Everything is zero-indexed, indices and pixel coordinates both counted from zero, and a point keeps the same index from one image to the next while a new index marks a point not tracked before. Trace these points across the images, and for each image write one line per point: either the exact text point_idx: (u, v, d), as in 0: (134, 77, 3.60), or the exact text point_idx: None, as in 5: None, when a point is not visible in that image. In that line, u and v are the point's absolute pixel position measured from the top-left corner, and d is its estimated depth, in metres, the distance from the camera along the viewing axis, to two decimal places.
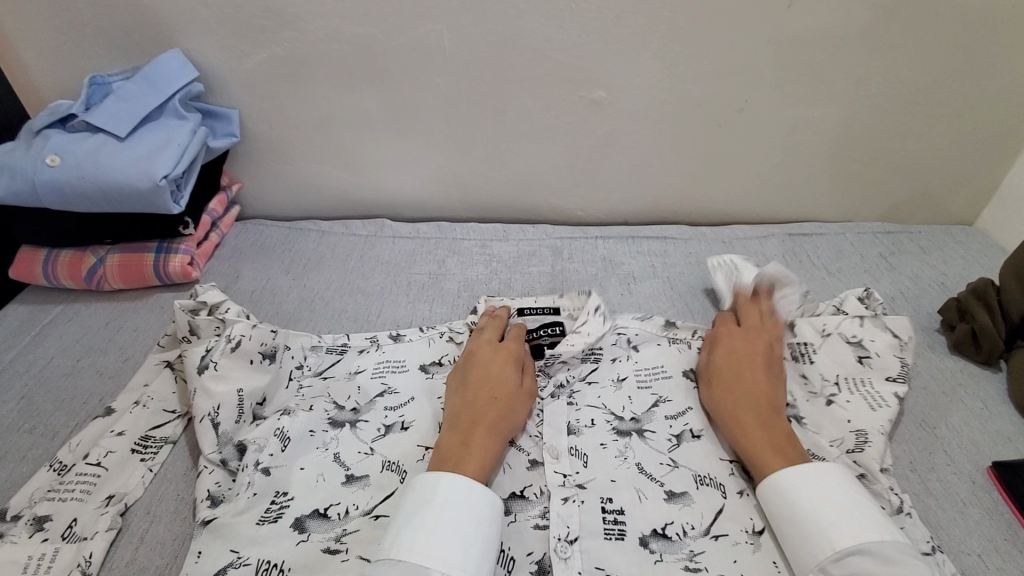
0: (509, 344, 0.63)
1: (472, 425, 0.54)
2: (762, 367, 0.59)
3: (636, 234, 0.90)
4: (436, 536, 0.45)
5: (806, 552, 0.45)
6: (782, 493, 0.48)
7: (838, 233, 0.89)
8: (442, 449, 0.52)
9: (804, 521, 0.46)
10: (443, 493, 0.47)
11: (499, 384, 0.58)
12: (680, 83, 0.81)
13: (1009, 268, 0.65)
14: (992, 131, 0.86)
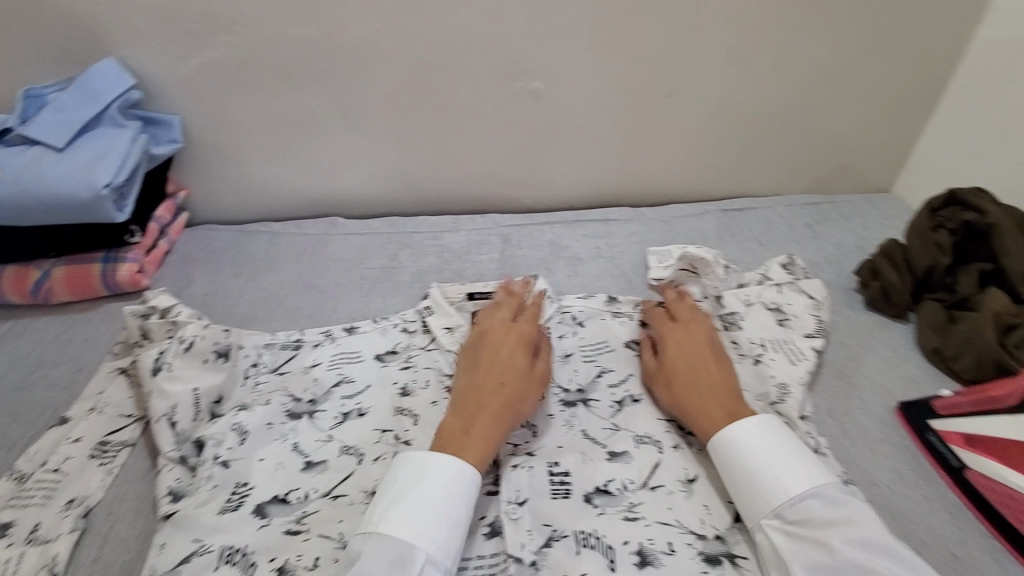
0: (523, 328, 0.63)
1: (478, 410, 0.55)
2: (708, 359, 0.60)
3: (581, 218, 0.94)
4: (415, 512, 0.47)
5: (760, 500, 0.49)
6: (735, 451, 0.52)
7: (768, 208, 0.96)
8: (445, 431, 0.54)
9: (756, 473, 0.50)
10: (428, 475, 0.49)
11: (508, 370, 0.58)
12: (612, 71, 0.85)
13: (912, 229, 0.72)
14: (900, 103, 0.93)
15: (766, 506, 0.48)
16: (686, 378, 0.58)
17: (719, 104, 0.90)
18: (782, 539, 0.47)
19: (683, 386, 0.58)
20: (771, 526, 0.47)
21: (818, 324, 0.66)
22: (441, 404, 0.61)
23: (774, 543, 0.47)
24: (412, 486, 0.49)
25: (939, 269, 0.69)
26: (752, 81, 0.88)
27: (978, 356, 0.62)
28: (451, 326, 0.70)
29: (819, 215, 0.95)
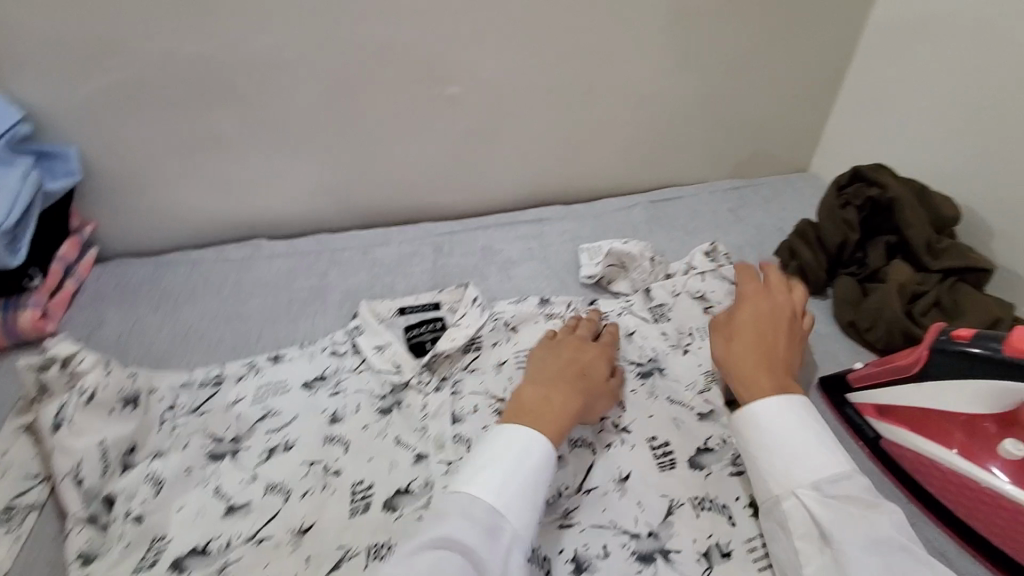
0: (605, 345, 0.62)
1: (555, 392, 0.54)
2: (782, 331, 0.57)
3: (513, 220, 0.93)
4: (507, 492, 0.45)
5: (792, 468, 0.47)
6: (778, 416, 0.50)
7: (694, 197, 0.98)
8: (521, 403, 0.52)
9: (794, 441, 0.48)
10: (517, 445, 0.48)
11: (589, 373, 0.57)
12: (526, 71, 0.85)
13: (822, 207, 0.75)
14: (806, 87, 0.96)
15: (801, 474, 0.46)
16: (756, 341, 0.56)
17: (637, 96, 0.91)
18: (817, 505, 0.45)
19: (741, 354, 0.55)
20: (806, 494, 0.46)
21: None
22: (373, 428, 0.60)
23: (807, 508, 0.45)
24: (488, 453, 0.47)
25: (851, 244, 0.72)
26: (667, 72, 0.90)
27: (889, 326, 0.65)
28: (381, 345, 0.68)
29: (743, 199, 0.98)
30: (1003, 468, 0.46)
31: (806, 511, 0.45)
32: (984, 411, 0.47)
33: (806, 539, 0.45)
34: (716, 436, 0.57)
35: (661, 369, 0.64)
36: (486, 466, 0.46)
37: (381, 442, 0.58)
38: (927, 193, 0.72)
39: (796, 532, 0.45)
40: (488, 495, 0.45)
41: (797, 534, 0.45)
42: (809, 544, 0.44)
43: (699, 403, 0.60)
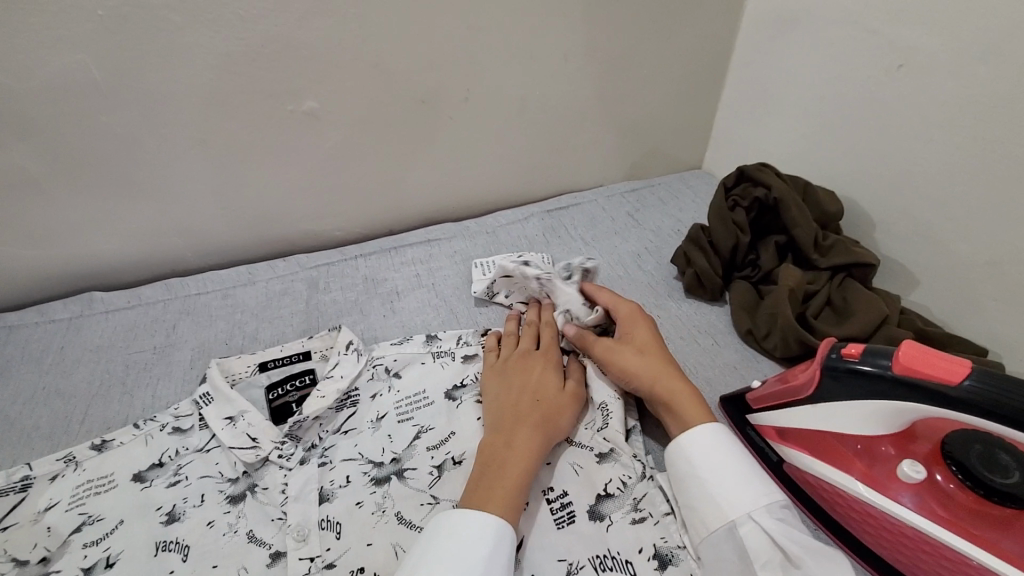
0: (549, 352, 0.61)
1: (515, 426, 0.51)
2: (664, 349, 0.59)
3: (398, 244, 0.85)
4: None
5: (745, 493, 0.44)
6: (713, 440, 0.48)
7: (590, 202, 0.94)
8: (486, 455, 0.49)
9: (739, 466, 0.46)
10: (487, 530, 0.43)
11: (541, 389, 0.56)
12: (395, 80, 0.76)
13: (713, 210, 0.72)
14: (692, 83, 0.94)
15: (755, 499, 0.44)
16: (658, 359, 0.56)
17: (521, 102, 0.85)
18: (775, 529, 0.42)
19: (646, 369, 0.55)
20: (765, 517, 0.43)
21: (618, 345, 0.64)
22: (222, 524, 0.50)
23: (766, 534, 0.42)
24: (475, 546, 0.42)
25: (742, 247, 0.70)
26: (550, 75, 0.84)
27: (784, 333, 0.62)
28: (233, 415, 0.57)
29: (640, 201, 0.94)
30: (907, 492, 0.43)
31: (759, 534, 0.42)
32: (880, 432, 0.44)
33: (770, 570, 0.41)
34: (616, 480, 0.51)
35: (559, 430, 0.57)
36: (483, 557, 0.41)
37: (231, 541, 0.49)
38: (811, 189, 0.72)
39: (758, 560, 0.41)
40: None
41: (758, 563, 0.41)
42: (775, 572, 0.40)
43: (596, 443, 0.54)
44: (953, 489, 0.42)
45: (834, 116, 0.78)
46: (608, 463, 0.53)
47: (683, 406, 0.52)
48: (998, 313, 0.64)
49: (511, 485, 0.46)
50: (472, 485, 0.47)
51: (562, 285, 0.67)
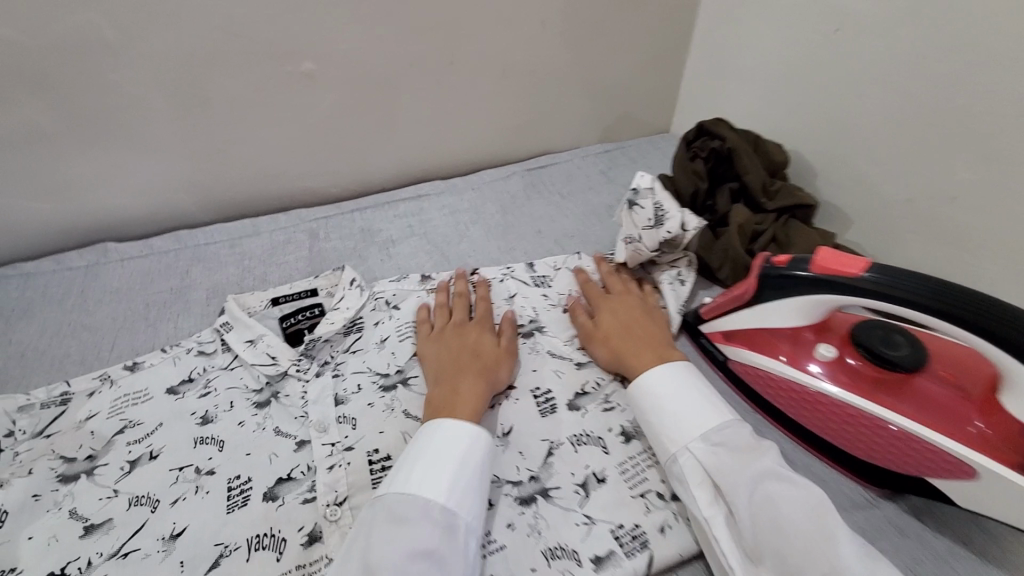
0: (483, 320, 0.65)
1: (458, 376, 0.56)
2: (639, 319, 0.63)
3: (391, 199, 0.92)
4: (457, 482, 0.46)
5: (685, 425, 0.49)
6: (670, 386, 0.52)
7: (568, 162, 1.02)
8: (435, 401, 0.54)
9: (675, 402, 0.51)
10: (452, 435, 0.49)
11: (480, 347, 0.60)
12: (385, 44, 0.83)
13: (676, 162, 0.81)
14: (659, 49, 1.02)
15: (691, 428, 0.49)
16: (624, 335, 0.61)
17: (502, 67, 0.92)
18: (708, 460, 0.46)
19: (607, 335, 0.61)
20: (697, 447, 0.47)
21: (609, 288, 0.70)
22: (251, 423, 0.57)
23: (698, 461, 0.47)
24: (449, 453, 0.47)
25: (700, 193, 0.78)
26: (528, 42, 0.91)
27: (734, 264, 0.71)
28: (252, 338, 0.65)
29: (613, 161, 1.03)
30: (819, 368, 0.53)
31: (694, 462, 0.47)
32: (803, 321, 0.54)
33: (703, 490, 0.46)
34: (591, 381, 0.60)
35: (541, 330, 0.67)
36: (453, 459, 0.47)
37: (260, 435, 0.56)
38: (762, 142, 0.79)
39: (692, 482, 0.46)
40: (463, 499, 0.45)
41: (693, 483, 0.46)
42: (706, 492, 0.46)
43: (576, 355, 0.64)
44: (859, 365, 0.52)
45: (783, 79, 0.87)
46: (585, 369, 0.62)
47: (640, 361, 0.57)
48: (916, 243, 0.75)
49: (467, 408, 0.52)
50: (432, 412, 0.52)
51: None
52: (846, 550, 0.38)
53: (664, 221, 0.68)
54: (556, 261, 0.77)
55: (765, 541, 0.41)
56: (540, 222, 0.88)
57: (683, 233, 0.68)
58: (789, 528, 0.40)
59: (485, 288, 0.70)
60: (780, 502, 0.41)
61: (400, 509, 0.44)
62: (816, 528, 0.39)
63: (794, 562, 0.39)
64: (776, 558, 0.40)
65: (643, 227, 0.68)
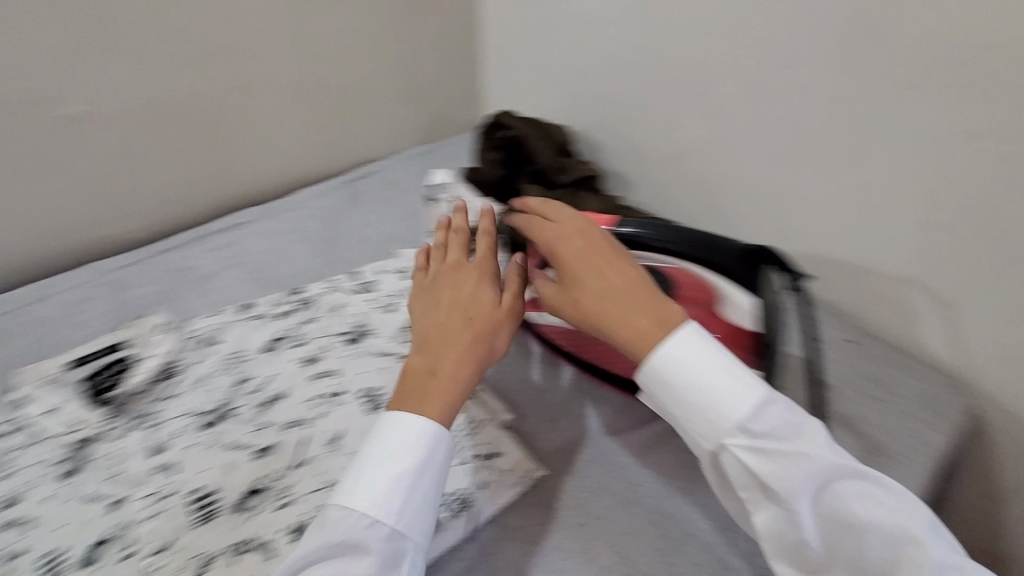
0: (483, 263, 0.57)
1: (444, 351, 0.51)
2: (613, 264, 0.51)
3: (205, 233, 0.88)
4: (403, 490, 0.45)
5: (723, 416, 0.44)
6: (690, 368, 0.46)
7: (386, 168, 1.04)
8: (412, 384, 0.50)
9: (702, 382, 0.46)
10: (404, 439, 0.46)
11: (475, 302, 0.54)
12: (159, 75, 0.80)
13: (477, 155, 0.88)
14: (453, 50, 1.08)
15: (729, 421, 0.44)
16: (598, 291, 0.50)
17: (294, 84, 0.93)
18: (753, 458, 0.43)
19: (581, 289, 0.51)
20: (739, 447, 0.44)
21: None
22: (55, 496, 0.54)
23: (741, 459, 0.44)
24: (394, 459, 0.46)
25: (504, 178, 0.85)
26: (316, 56, 0.92)
27: None
28: (52, 408, 0.62)
29: (431, 160, 1.06)
30: None
31: (737, 461, 0.44)
32: None
33: (749, 490, 0.44)
34: None
35: (368, 332, 0.69)
36: (404, 467, 0.45)
37: (67, 505, 0.53)
38: (545, 125, 0.89)
39: (740, 484, 0.44)
40: (416, 509, 0.45)
41: (739, 484, 0.44)
42: (755, 494, 0.43)
43: (400, 349, 0.67)
44: None
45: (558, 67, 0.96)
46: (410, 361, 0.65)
47: (628, 327, 0.48)
48: None
49: (443, 395, 0.49)
50: (406, 394, 0.49)
51: None
52: (928, 540, 0.39)
53: None
54: (379, 266, 0.80)
55: (838, 538, 0.41)
56: (363, 231, 0.89)
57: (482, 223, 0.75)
58: (868, 524, 0.40)
59: (485, 231, 0.60)
60: (854, 498, 0.41)
61: (339, 530, 0.43)
62: (895, 519, 0.40)
63: (874, 561, 0.40)
64: (851, 558, 0.41)
65: None
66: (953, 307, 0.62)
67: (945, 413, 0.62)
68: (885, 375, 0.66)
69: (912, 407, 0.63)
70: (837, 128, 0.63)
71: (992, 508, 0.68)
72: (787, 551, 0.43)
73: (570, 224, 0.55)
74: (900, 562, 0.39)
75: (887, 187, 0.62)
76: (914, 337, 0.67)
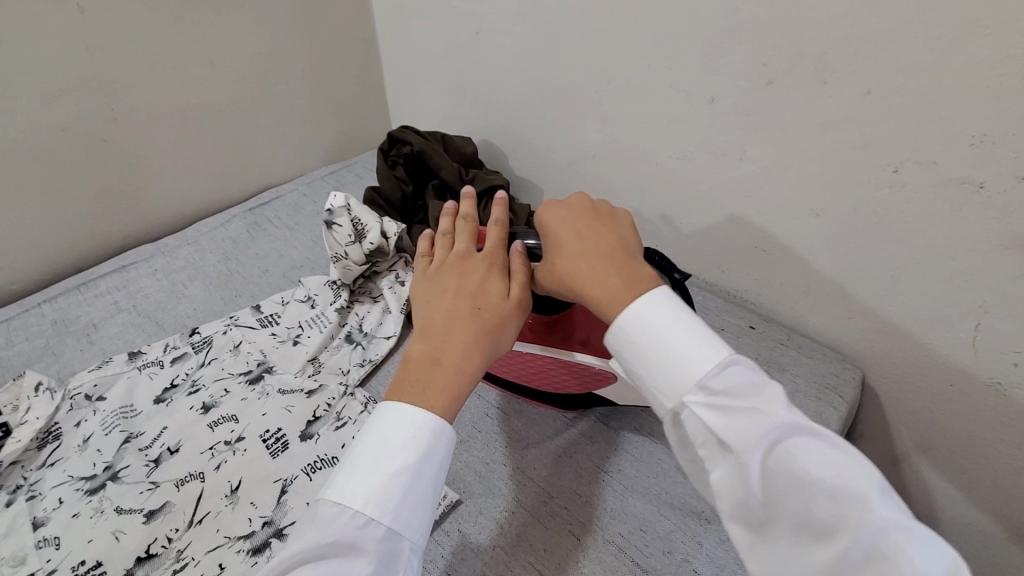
0: (492, 251, 0.52)
1: (446, 338, 0.46)
2: (608, 242, 0.48)
3: (89, 277, 0.82)
4: (402, 487, 0.40)
5: (682, 370, 0.41)
6: (649, 327, 0.43)
7: (291, 192, 1.00)
8: (411, 373, 0.45)
9: (662, 339, 0.42)
10: (403, 430, 0.42)
11: (482, 290, 0.49)
12: (15, 114, 0.73)
13: (378, 174, 0.86)
14: (353, 66, 1.04)
15: (687, 376, 0.40)
16: (585, 262, 0.47)
17: (178, 113, 0.87)
18: (709, 414, 0.39)
19: (564, 257, 0.48)
20: (696, 399, 0.39)
21: (334, 313, 0.72)
22: None
23: (700, 417, 0.39)
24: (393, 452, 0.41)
25: (409, 195, 0.84)
26: (199, 82, 0.87)
27: None
28: None
29: (339, 180, 1.03)
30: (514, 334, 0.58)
31: (694, 419, 0.39)
32: None
33: (708, 449, 0.39)
34: (322, 404, 0.62)
35: (271, 369, 0.66)
36: (400, 464, 0.41)
37: None
38: (447, 139, 0.88)
39: (697, 442, 0.39)
40: (415, 511, 0.40)
41: (698, 443, 0.39)
42: (713, 452, 0.39)
43: (306, 383, 0.64)
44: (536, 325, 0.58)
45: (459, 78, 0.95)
46: (317, 395, 0.63)
47: (606, 294, 0.45)
48: None
49: (444, 391, 0.44)
50: (405, 385, 0.44)
51: (327, 356, 0.68)
52: (878, 501, 0.34)
53: (365, 234, 0.72)
54: (278, 297, 0.76)
55: (788, 493, 0.35)
56: (267, 260, 0.86)
57: (386, 241, 0.73)
58: (818, 480, 0.35)
59: (493, 223, 0.55)
60: (809, 455, 0.36)
61: (332, 529, 0.39)
62: (847, 478, 0.35)
63: (822, 520, 0.35)
64: (799, 515, 0.35)
65: (346, 243, 0.71)
66: (836, 289, 0.65)
67: (838, 389, 0.66)
68: (783, 357, 0.69)
69: (806, 385, 0.66)
70: (717, 127, 0.65)
71: (893, 471, 0.73)
72: (736, 513, 0.38)
73: (576, 207, 0.52)
74: (848, 522, 0.34)
75: (766, 180, 0.64)
76: (807, 319, 0.71)
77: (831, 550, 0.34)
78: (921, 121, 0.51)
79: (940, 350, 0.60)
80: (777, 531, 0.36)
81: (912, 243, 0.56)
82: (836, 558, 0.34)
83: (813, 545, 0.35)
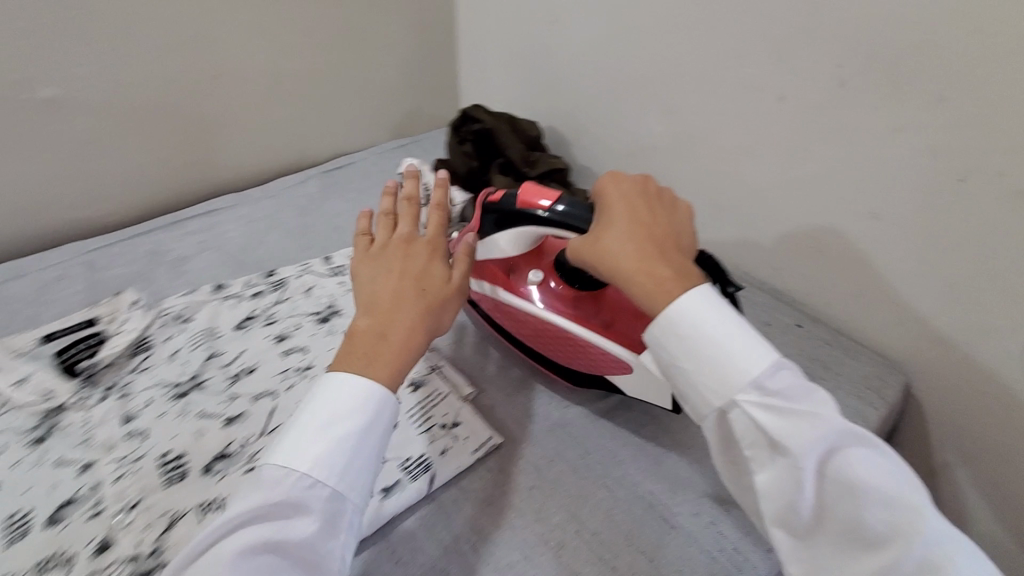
0: (433, 236, 0.54)
1: (392, 313, 0.48)
2: (661, 232, 0.51)
3: (180, 218, 0.89)
4: (347, 451, 0.42)
5: (733, 369, 0.43)
6: (705, 321, 0.45)
7: (362, 159, 1.07)
8: (362, 345, 0.46)
9: (719, 340, 0.44)
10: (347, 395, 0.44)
11: (424, 274, 0.51)
12: (135, 63, 0.82)
13: (449, 146, 0.93)
14: (429, 46, 1.10)
15: (740, 377, 0.42)
16: (639, 245, 0.49)
17: (270, 76, 0.94)
18: (762, 415, 0.41)
19: (616, 236, 0.50)
20: (750, 401, 0.42)
21: None
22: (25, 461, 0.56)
23: (754, 419, 0.42)
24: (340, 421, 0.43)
25: (474, 169, 0.91)
26: (292, 48, 0.94)
27: None
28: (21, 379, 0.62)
29: (407, 153, 1.09)
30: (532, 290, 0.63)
31: (746, 419, 0.42)
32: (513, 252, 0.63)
33: (756, 448, 0.42)
34: None
35: (339, 312, 0.72)
36: (350, 430, 0.43)
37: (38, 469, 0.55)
38: (515, 120, 0.91)
39: (746, 443, 0.42)
40: (358, 474, 0.42)
41: (745, 443, 0.42)
42: (761, 453, 0.41)
43: None
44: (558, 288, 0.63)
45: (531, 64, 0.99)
46: None
47: (652, 279, 0.47)
48: None
49: (396, 360, 0.46)
50: (349, 355, 0.46)
51: None
52: (928, 513, 0.37)
53: None
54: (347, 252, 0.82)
55: (842, 501, 0.39)
56: (337, 219, 0.92)
57: None
58: (869, 489, 0.38)
59: (434, 209, 0.57)
60: (860, 464, 0.39)
61: (278, 488, 0.40)
62: (897, 488, 0.38)
63: (872, 529, 0.37)
64: (849, 522, 0.38)
65: None
66: (887, 293, 0.66)
67: (881, 391, 0.66)
68: (828, 357, 0.71)
69: (851, 385, 0.67)
70: (784, 125, 0.67)
71: (927, 482, 0.73)
72: (782, 515, 0.41)
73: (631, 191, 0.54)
74: (899, 531, 0.36)
75: (827, 180, 0.66)
76: (854, 321, 0.72)
77: (879, 558, 0.37)
78: (992, 129, 0.52)
79: (986, 361, 0.61)
80: (825, 536, 0.39)
81: (970, 251, 0.57)
82: (881, 564, 0.37)
83: (860, 553, 0.38)
